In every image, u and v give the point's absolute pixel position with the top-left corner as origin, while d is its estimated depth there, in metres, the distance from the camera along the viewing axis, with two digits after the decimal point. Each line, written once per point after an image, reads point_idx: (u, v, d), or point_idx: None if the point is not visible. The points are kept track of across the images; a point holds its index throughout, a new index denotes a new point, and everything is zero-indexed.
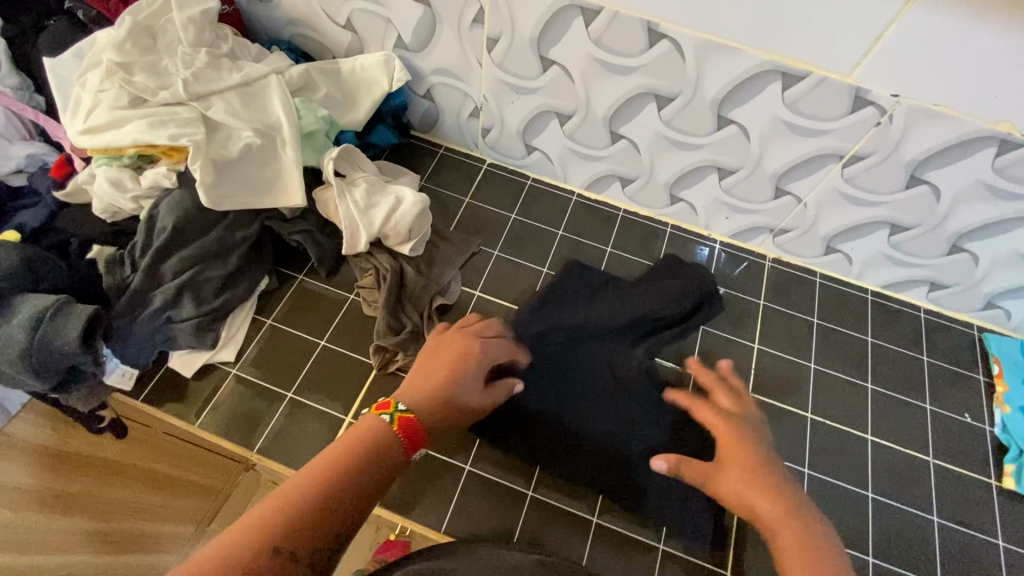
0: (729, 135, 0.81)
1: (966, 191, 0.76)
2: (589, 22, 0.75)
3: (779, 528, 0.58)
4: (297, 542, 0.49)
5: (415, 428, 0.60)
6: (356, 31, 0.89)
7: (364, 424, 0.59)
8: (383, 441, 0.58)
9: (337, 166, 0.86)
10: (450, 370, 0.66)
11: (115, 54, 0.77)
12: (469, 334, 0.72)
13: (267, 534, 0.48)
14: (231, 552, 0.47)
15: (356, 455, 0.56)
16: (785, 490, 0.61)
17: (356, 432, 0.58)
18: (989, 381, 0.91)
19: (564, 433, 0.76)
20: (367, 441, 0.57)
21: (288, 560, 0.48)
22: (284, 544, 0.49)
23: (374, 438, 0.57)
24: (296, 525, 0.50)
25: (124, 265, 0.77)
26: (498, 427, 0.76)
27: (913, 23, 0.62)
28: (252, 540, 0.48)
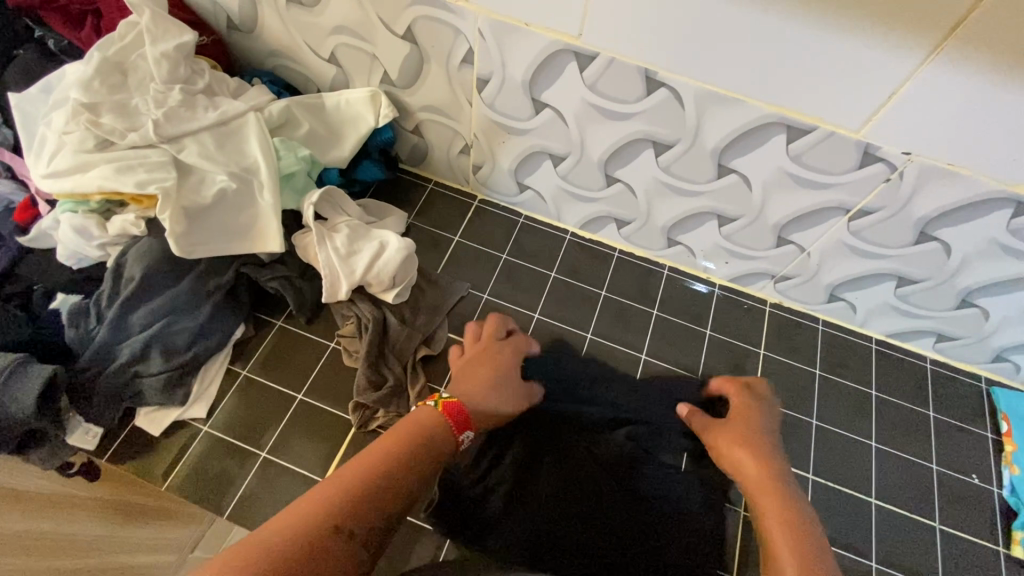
0: (730, 184, 0.77)
1: (977, 249, 0.72)
2: (583, 67, 0.71)
3: (761, 499, 0.66)
4: (356, 520, 0.52)
5: (459, 411, 0.65)
6: (340, 65, 0.85)
7: (412, 417, 0.63)
8: (432, 434, 0.62)
9: (319, 209, 0.82)
10: (486, 377, 0.73)
11: (82, 93, 0.73)
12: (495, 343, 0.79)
13: (330, 512, 0.51)
14: (295, 523, 0.49)
15: (406, 447, 0.59)
16: (784, 487, 0.67)
17: (405, 427, 0.62)
18: (996, 438, 0.87)
19: (551, 521, 0.72)
20: (417, 432, 0.61)
21: (349, 536, 0.51)
22: (346, 522, 0.51)
23: (422, 430, 0.62)
24: (354, 507, 0.52)
25: (89, 316, 0.73)
26: (477, 509, 0.72)
27: (928, 83, 0.58)
28: (317, 513, 0.50)
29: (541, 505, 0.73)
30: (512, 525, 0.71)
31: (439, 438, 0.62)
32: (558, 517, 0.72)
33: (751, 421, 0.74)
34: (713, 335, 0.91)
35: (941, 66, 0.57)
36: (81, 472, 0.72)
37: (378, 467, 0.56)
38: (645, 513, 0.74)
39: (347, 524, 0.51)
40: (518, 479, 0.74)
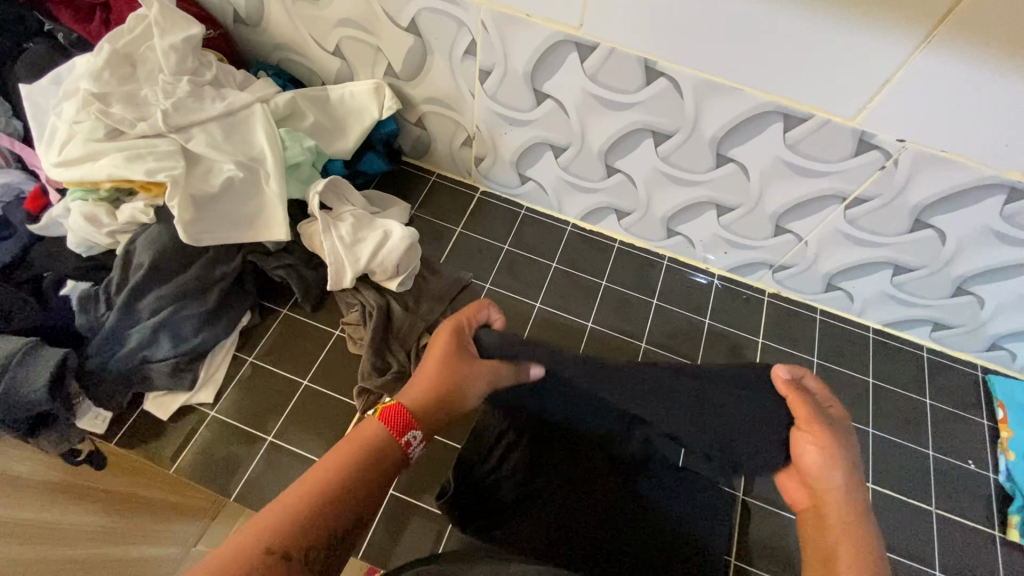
0: (728, 173, 0.78)
1: (971, 237, 0.74)
2: (584, 57, 0.72)
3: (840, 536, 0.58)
4: (291, 541, 0.48)
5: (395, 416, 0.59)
6: (345, 58, 0.87)
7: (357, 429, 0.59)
8: (378, 446, 0.57)
9: (324, 198, 0.83)
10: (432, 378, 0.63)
11: (92, 84, 0.74)
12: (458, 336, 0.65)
13: (260, 536, 0.48)
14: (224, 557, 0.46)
15: (350, 462, 0.55)
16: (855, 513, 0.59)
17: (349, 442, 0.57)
18: (992, 425, 0.88)
19: (562, 513, 0.73)
20: (363, 442, 0.57)
21: (283, 559, 0.47)
22: (278, 544, 0.48)
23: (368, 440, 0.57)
24: (288, 529, 0.49)
25: (98, 302, 0.74)
26: (489, 497, 0.73)
27: (921, 70, 0.60)
28: (246, 542, 0.47)
29: (553, 497, 0.74)
30: (527, 516, 0.72)
31: (387, 446, 0.58)
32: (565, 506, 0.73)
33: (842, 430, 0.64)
34: (712, 324, 0.92)
35: (934, 53, 0.58)
36: (87, 461, 0.72)
37: (318, 482, 0.52)
38: (649, 506, 0.75)
39: (280, 548, 0.48)
40: (529, 471, 0.74)
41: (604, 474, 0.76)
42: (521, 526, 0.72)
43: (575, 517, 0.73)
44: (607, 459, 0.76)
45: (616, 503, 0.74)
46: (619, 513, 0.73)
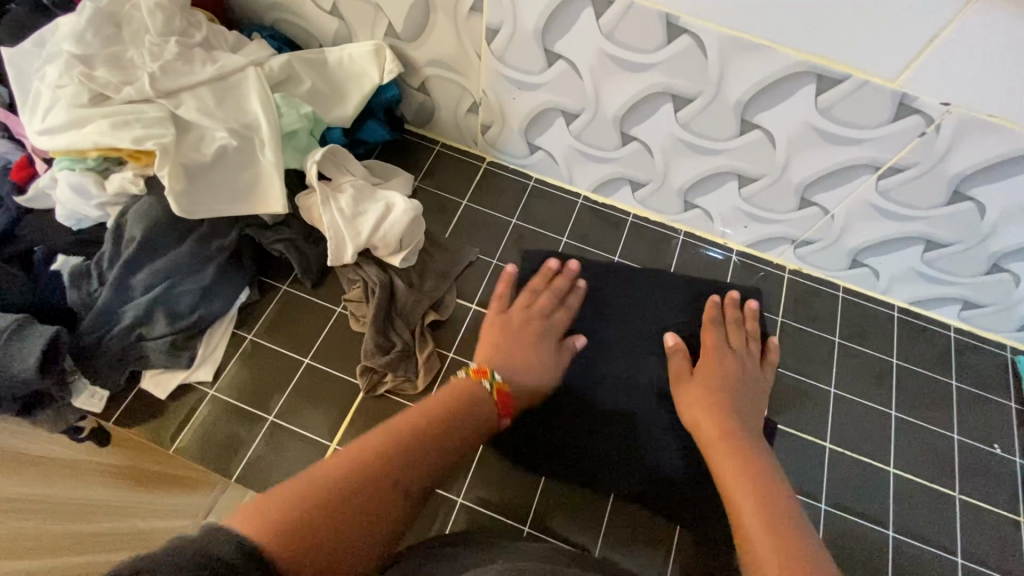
0: (753, 140, 0.73)
1: (1012, 211, 0.69)
2: (600, 14, 0.67)
3: (711, 449, 0.68)
4: (411, 477, 0.56)
5: (505, 396, 0.69)
6: (342, 18, 0.81)
7: (462, 386, 0.67)
8: (477, 404, 0.67)
9: (322, 168, 0.79)
10: (522, 353, 0.75)
11: (74, 46, 0.70)
12: (532, 310, 0.79)
13: (390, 465, 0.56)
14: (361, 473, 0.53)
15: (454, 414, 0.63)
16: (743, 442, 0.67)
17: (449, 392, 0.66)
18: (1021, 408, 0.85)
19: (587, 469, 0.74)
20: (464, 401, 0.66)
21: (403, 491, 0.56)
22: (403, 478, 0.56)
23: (470, 402, 0.66)
24: (409, 465, 0.57)
25: (90, 278, 0.71)
26: (513, 447, 0.75)
27: (973, 25, 0.54)
28: (378, 466, 0.55)
29: (570, 474, 0.74)
30: (545, 492, 0.73)
31: (482, 409, 0.66)
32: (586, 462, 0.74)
33: (723, 370, 0.75)
34: None
35: (989, 6, 0.52)
36: (93, 437, 0.71)
37: (430, 427, 0.61)
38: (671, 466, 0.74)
39: (403, 483, 0.56)
40: (551, 424, 0.76)
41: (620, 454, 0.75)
42: (549, 489, 0.73)
43: (596, 472, 0.74)
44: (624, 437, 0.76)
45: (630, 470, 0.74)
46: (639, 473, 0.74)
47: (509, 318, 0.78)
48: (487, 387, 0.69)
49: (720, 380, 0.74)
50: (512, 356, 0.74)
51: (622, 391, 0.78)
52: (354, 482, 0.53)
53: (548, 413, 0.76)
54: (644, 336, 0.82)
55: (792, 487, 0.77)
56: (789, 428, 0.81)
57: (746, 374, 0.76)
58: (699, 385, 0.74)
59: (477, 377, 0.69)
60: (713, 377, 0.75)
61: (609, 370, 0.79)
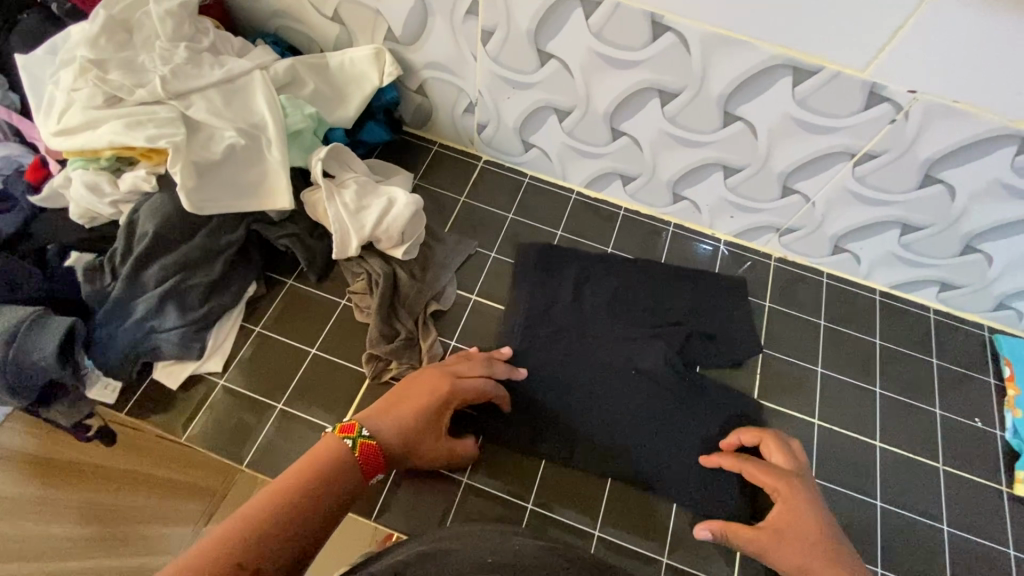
0: (735, 132, 0.77)
1: (981, 192, 0.73)
2: (590, 14, 0.71)
3: None
4: (259, 557, 0.51)
5: (375, 455, 0.62)
6: (344, 23, 0.85)
7: (325, 445, 0.61)
8: (341, 465, 0.59)
9: (326, 166, 0.82)
10: (415, 410, 0.66)
11: (88, 50, 0.73)
12: (448, 372, 0.71)
13: (228, 547, 0.51)
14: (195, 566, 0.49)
15: (310, 479, 0.57)
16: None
17: (310, 458, 0.59)
18: (999, 383, 0.88)
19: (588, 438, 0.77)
20: (328, 465, 0.59)
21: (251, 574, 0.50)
22: (246, 558, 0.51)
23: (333, 464, 0.59)
24: (253, 543, 0.52)
25: (104, 272, 0.74)
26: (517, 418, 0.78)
27: (933, 17, 0.59)
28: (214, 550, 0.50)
29: (570, 456, 0.76)
30: (549, 465, 0.76)
31: (348, 470, 0.60)
32: (586, 438, 0.77)
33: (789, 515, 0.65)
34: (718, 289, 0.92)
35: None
36: (99, 435, 0.74)
37: (285, 495, 0.55)
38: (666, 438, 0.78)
39: (248, 562, 0.50)
40: (554, 398, 0.80)
41: (617, 437, 0.78)
42: (552, 460, 0.76)
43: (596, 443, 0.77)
44: (620, 420, 0.79)
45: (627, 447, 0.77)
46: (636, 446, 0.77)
47: (419, 373, 0.70)
48: (349, 446, 0.61)
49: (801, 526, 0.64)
50: (395, 411, 0.65)
51: (619, 376, 0.81)
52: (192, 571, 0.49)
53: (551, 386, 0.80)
54: (641, 325, 0.86)
55: None
56: (779, 406, 0.84)
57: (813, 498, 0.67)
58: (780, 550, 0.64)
59: (342, 434, 0.62)
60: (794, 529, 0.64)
61: (605, 352, 0.83)
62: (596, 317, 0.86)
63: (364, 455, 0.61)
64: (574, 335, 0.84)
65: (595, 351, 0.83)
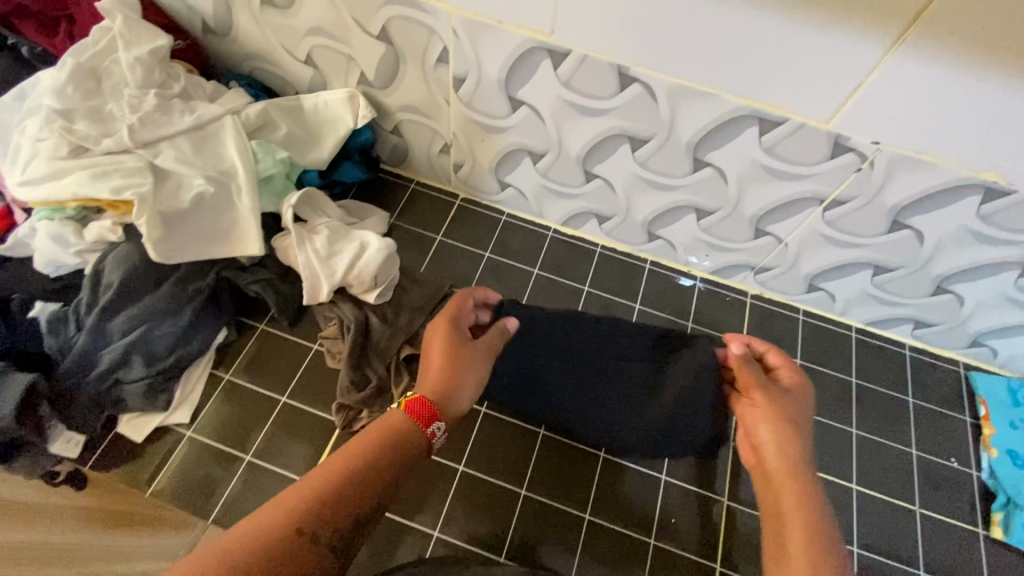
0: (706, 177, 0.78)
1: (949, 237, 0.73)
2: (557, 64, 0.71)
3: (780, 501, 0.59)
4: (322, 523, 0.51)
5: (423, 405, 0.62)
6: (317, 67, 0.85)
7: (388, 415, 0.61)
8: (404, 433, 0.60)
9: (298, 210, 0.82)
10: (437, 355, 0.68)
11: (55, 101, 0.72)
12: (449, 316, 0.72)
13: (296, 510, 0.51)
14: (265, 525, 0.50)
15: (373, 447, 0.57)
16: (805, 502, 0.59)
17: (374, 428, 0.60)
18: (975, 422, 0.89)
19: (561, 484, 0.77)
20: (390, 434, 0.59)
21: (310, 540, 0.50)
22: (309, 525, 0.51)
23: (394, 431, 0.60)
24: (317, 508, 0.52)
25: (68, 324, 0.72)
26: (491, 463, 0.78)
27: (892, 74, 0.59)
28: (280, 514, 0.50)
29: (546, 504, 0.76)
30: (523, 514, 0.75)
31: (411, 443, 0.60)
32: (560, 483, 0.77)
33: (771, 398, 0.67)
34: (695, 327, 0.92)
35: (903, 59, 0.58)
36: (68, 481, 0.72)
37: (353, 460, 0.56)
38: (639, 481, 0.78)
39: (308, 529, 0.51)
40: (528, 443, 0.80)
41: (593, 484, 0.78)
42: (525, 508, 0.76)
43: (570, 487, 0.77)
44: (596, 467, 0.79)
45: (602, 492, 0.77)
46: (610, 491, 0.77)
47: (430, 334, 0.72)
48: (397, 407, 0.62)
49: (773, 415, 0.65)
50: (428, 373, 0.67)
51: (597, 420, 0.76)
52: (258, 532, 0.49)
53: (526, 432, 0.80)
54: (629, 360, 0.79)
55: None
56: None
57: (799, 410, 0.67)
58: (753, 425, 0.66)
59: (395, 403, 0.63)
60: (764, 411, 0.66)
61: None
62: (581, 350, 0.78)
63: (412, 409, 0.61)
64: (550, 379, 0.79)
65: (575, 389, 0.77)
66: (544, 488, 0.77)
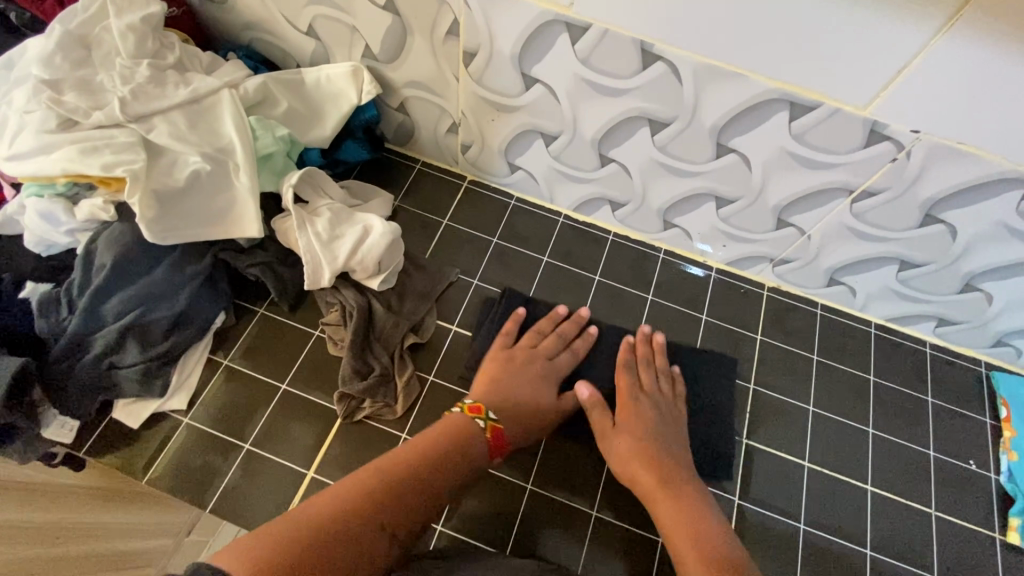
0: (729, 164, 0.73)
1: (984, 233, 0.70)
2: (576, 40, 0.67)
3: (657, 498, 0.66)
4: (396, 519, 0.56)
5: (500, 436, 0.67)
6: (319, 38, 0.81)
7: (452, 419, 0.66)
8: (469, 441, 0.65)
9: (298, 190, 0.78)
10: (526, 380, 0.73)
11: (42, 70, 0.68)
12: (533, 349, 0.77)
13: (374, 502, 0.56)
14: (344, 514, 0.53)
15: (445, 448, 0.63)
16: (677, 476, 0.68)
17: (442, 427, 0.65)
18: (995, 424, 0.86)
19: (567, 476, 0.76)
20: (454, 436, 0.64)
21: (389, 534, 0.55)
22: (388, 521, 0.56)
23: (460, 435, 0.65)
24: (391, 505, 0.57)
25: (60, 305, 0.70)
26: (498, 453, 0.76)
27: (941, 57, 0.55)
28: (360, 506, 0.55)
29: (553, 501, 0.74)
30: (528, 510, 0.73)
31: (477, 452, 0.65)
32: (567, 477, 0.75)
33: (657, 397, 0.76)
34: (708, 320, 0.89)
35: (955, 41, 0.53)
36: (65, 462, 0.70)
37: (418, 456, 0.61)
38: None
39: (389, 525, 0.56)
40: (534, 436, 0.78)
41: (600, 480, 0.75)
42: (530, 502, 0.74)
43: (577, 482, 0.75)
44: (603, 464, 0.77)
45: (608, 487, 0.75)
46: (620, 485, 0.75)
47: (512, 353, 0.76)
48: (480, 424, 0.66)
49: (649, 425, 0.72)
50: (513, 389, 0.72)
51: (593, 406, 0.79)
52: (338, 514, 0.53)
53: None
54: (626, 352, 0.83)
55: (771, 507, 0.77)
56: (770, 447, 0.81)
57: (665, 412, 0.75)
58: (624, 443, 0.71)
59: (472, 414, 0.67)
60: (642, 420, 0.73)
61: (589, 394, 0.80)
62: None
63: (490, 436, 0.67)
64: None
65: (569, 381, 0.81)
66: (551, 481, 0.75)
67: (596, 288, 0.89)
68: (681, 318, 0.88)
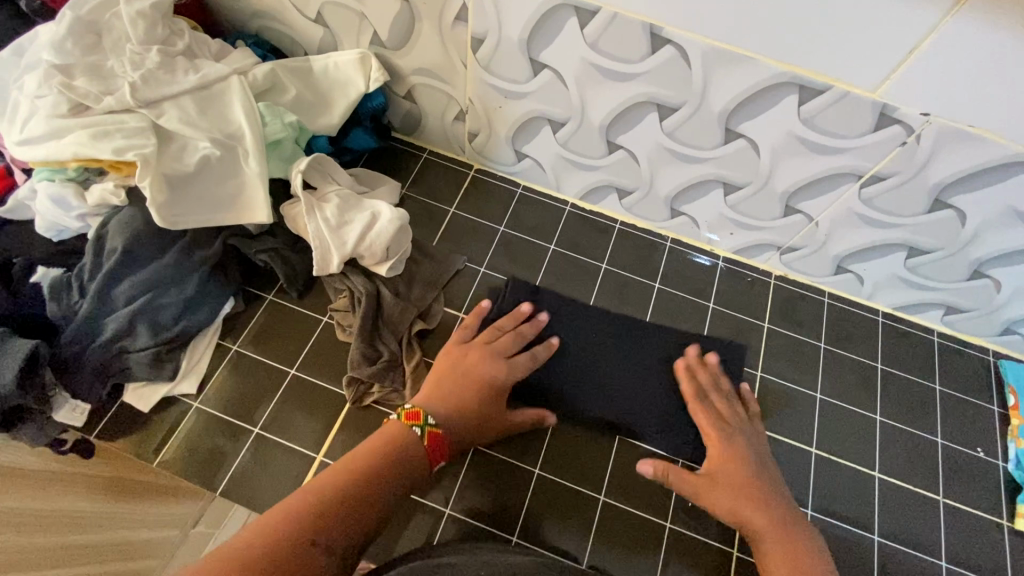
0: (737, 150, 0.73)
1: (994, 218, 0.69)
2: (585, 23, 0.67)
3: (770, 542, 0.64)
4: (330, 534, 0.53)
5: (439, 443, 0.64)
6: (327, 25, 0.81)
7: (384, 430, 0.63)
8: (404, 446, 0.62)
9: (307, 177, 0.79)
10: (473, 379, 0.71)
11: (54, 55, 0.69)
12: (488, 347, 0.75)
13: (300, 521, 0.53)
14: (265, 541, 0.50)
15: (378, 457, 0.60)
16: (789, 519, 0.66)
17: (372, 441, 0.62)
18: (1003, 412, 0.86)
19: (574, 462, 0.76)
20: (387, 444, 0.62)
21: (323, 550, 0.52)
22: (319, 536, 0.52)
23: (392, 444, 0.62)
24: (320, 521, 0.53)
25: (71, 290, 0.71)
26: (506, 440, 0.76)
27: (952, 37, 0.55)
28: (284, 527, 0.52)
29: (560, 486, 0.74)
30: (536, 496, 0.73)
31: (413, 453, 0.62)
32: (574, 463, 0.76)
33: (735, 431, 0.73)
34: (715, 308, 0.89)
35: (964, 22, 0.53)
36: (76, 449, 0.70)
37: (349, 470, 0.58)
38: (657, 461, 0.76)
39: (320, 539, 0.52)
40: (542, 422, 0.78)
41: (607, 466, 0.76)
42: (538, 487, 0.74)
43: (584, 467, 0.75)
44: (611, 450, 0.77)
45: (615, 472, 0.75)
46: (627, 471, 0.76)
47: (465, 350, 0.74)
48: (418, 433, 0.63)
49: (740, 470, 0.69)
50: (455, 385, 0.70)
51: (601, 392, 0.79)
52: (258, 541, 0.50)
53: (540, 411, 0.78)
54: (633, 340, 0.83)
55: None
56: (777, 434, 0.81)
57: (753, 445, 0.73)
58: (716, 498, 0.68)
59: (410, 421, 0.64)
60: (728, 466, 0.69)
61: (597, 381, 0.80)
62: (583, 333, 0.84)
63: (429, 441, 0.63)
64: (560, 358, 0.81)
65: (577, 369, 0.81)
66: (558, 467, 0.75)
67: (603, 277, 0.89)
68: (688, 306, 0.89)
